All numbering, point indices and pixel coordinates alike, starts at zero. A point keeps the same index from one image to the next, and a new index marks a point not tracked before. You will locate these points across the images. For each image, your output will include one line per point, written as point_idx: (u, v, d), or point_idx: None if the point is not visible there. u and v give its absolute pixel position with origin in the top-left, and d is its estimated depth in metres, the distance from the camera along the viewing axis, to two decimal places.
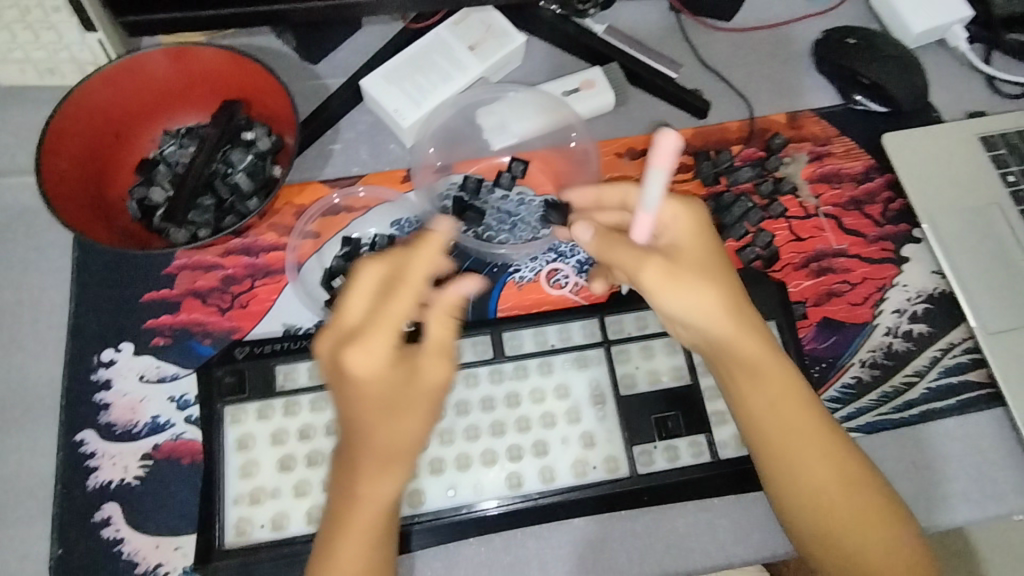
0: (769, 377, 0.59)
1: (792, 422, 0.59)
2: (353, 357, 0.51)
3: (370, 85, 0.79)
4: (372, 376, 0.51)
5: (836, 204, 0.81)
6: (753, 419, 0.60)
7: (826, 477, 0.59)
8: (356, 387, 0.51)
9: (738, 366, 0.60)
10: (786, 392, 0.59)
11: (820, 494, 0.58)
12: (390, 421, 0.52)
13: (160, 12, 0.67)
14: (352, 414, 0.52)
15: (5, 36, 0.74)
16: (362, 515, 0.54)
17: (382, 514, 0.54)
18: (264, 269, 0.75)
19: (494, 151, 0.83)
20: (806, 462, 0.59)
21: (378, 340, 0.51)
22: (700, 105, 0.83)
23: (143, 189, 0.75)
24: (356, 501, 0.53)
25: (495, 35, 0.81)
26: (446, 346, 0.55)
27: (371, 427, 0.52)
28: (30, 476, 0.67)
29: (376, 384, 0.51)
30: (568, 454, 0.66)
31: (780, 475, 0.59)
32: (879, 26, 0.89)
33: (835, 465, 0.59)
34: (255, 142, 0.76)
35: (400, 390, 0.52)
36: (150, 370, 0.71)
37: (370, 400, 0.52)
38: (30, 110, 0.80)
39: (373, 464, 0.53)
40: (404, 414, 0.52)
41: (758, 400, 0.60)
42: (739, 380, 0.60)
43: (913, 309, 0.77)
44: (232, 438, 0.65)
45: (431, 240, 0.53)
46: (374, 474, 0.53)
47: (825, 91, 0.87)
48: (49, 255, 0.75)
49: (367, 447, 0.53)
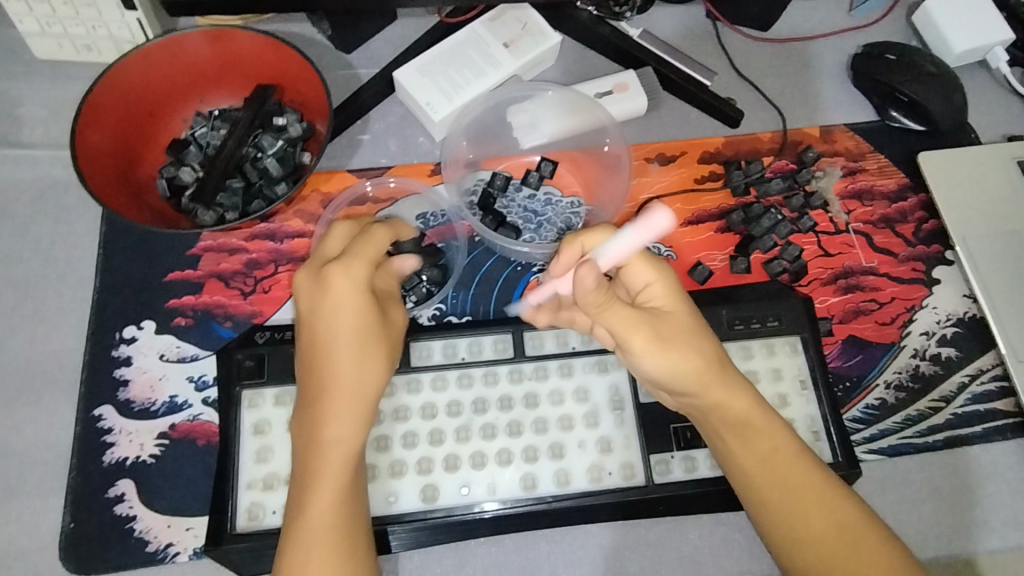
0: (755, 430, 0.58)
1: (790, 470, 0.57)
2: (333, 272, 0.57)
3: (404, 77, 0.79)
4: (357, 300, 0.57)
5: (867, 221, 0.80)
6: (743, 470, 0.58)
7: (828, 528, 0.55)
8: (335, 305, 0.57)
9: (725, 419, 0.59)
10: (773, 444, 0.58)
11: (824, 549, 0.54)
12: (358, 347, 0.57)
13: None
14: (335, 339, 0.57)
15: (46, 10, 0.75)
16: (331, 456, 0.55)
17: (346, 457, 0.55)
18: (288, 255, 0.75)
19: (524, 150, 0.82)
20: (809, 510, 0.55)
21: (360, 263, 0.58)
22: (734, 114, 0.82)
23: (173, 168, 0.75)
24: (324, 438, 0.55)
25: (531, 34, 0.81)
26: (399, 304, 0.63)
27: (341, 347, 0.56)
28: (48, 448, 0.68)
29: (359, 310, 0.57)
30: (584, 458, 0.65)
31: (774, 522, 0.56)
32: (919, 43, 0.88)
33: (838, 518, 0.55)
34: (287, 128, 0.76)
35: (370, 321, 0.58)
36: (170, 350, 0.71)
37: (355, 325, 0.57)
38: (66, 85, 0.81)
39: (339, 393, 0.56)
40: (377, 347, 0.58)
41: (745, 452, 0.58)
42: (732, 436, 0.59)
43: (942, 332, 0.75)
44: (249, 422, 0.65)
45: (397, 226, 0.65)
46: (341, 408, 0.55)
47: (860, 106, 0.86)
48: (76, 229, 0.75)
49: (347, 375, 0.56)
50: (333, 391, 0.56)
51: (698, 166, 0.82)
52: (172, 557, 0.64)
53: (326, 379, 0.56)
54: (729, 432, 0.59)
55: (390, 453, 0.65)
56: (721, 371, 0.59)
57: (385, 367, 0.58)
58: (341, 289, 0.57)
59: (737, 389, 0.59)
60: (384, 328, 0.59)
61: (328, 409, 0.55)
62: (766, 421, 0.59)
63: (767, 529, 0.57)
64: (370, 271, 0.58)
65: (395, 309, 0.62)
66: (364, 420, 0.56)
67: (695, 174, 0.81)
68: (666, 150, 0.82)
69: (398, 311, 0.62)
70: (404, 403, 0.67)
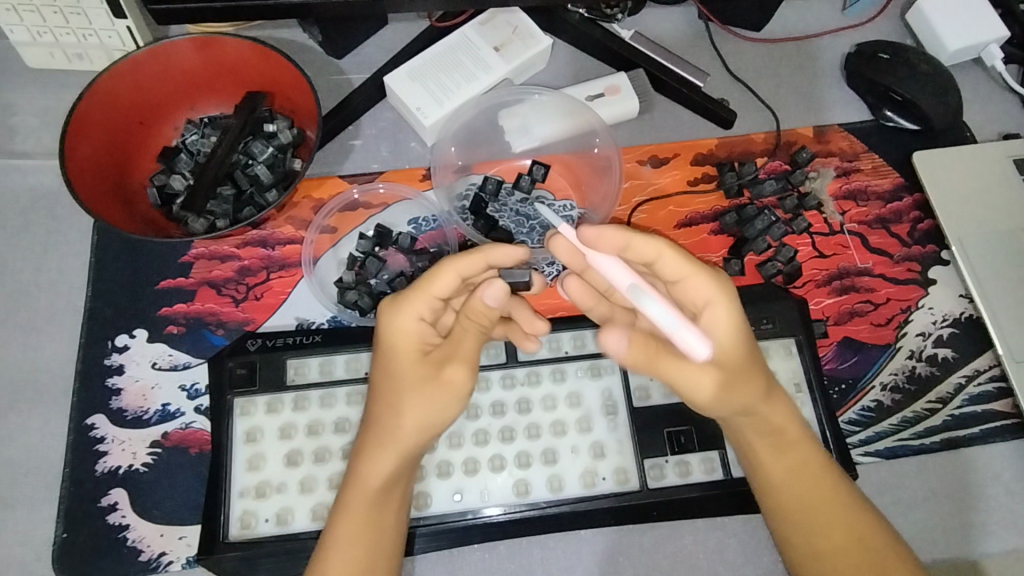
0: (792, 445, 0.59)
1: (812, 479, 0.58)
2: (394, 316, 0.57)
3: (395, 82, 0.78)
4: (405, 340, 0.57)
5: (862, 222, 0.80)
6: (773, 481, 0.59)
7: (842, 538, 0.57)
8: (391, 347, 0.57)
9: (766, 433, 0.59)
10: (808, 459, 0.59)
11: (834, 559, 0.57)
12: (410, 394, 0.57)
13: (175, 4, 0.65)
14: (384, 375, 0.58)
15: (36, 19, 0.75)
16: (361, 492, 0.56)
17: (373, 497, 0.56)
18: (280, 262, 0.75)
19: (516, 154, 0.82)
20: (827, 518, 0.57)
21: (416, 304, 0.57)
22: (726, 115, 0.81)
23: (164, 176, 0.75)
24: (359, 475, 0.57)
25: (522, 37, 0.80)
26: (466, 352, 0.59)
27: (395, 390, 0.57)
28: (41, 458, 0.68)
29: (406, 350, 0.57)
30: (577, 464, 0.65)
31: (796, 536, 0.58)
32: (913, 42, 0.87)
33: (852, 530, 0.57)
34: (277, 135, 0.76)
35: (419, 369, 0.57)
36: (163, 358, 0.71)
37: (401, 365, 0.57)
38: (57, 93, 0.81)
39: (383, 436, 0.57)
40: (421, 394, 0.57)
41: (782, 466, 0.59)
42: (765, 445, 0.59)
43: (938, 332, 0.75)
44: (240, 430, 0.65)
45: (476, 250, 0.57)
46: (377, 449, 0.57)
47: (854, 106, 0.85)
48: (68, 238, 0.75)
49: (387, 414, 0.57)
50: (376, 425, 0.58)
51: (690, 168, 0.81)
52: (164, 566, 0.64)
53: (375, 412, 0.58)
54: (763, 439, 0.59)
55: None
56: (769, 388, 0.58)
57: (426, 416, 0.57)
58: (396, 332, 0.57)
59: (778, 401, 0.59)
60: (433, 375, 0.57)
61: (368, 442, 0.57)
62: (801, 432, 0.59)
63: (780, 534, 0.59)
64: (425, 316, 0.57)
65: (456, 358, 0.58)
66: (398, 461, 0.56)
67: (688, 176, 0.81)
68: (659, 152, 0.82)
69: (460, 361, 0.58)
70: None
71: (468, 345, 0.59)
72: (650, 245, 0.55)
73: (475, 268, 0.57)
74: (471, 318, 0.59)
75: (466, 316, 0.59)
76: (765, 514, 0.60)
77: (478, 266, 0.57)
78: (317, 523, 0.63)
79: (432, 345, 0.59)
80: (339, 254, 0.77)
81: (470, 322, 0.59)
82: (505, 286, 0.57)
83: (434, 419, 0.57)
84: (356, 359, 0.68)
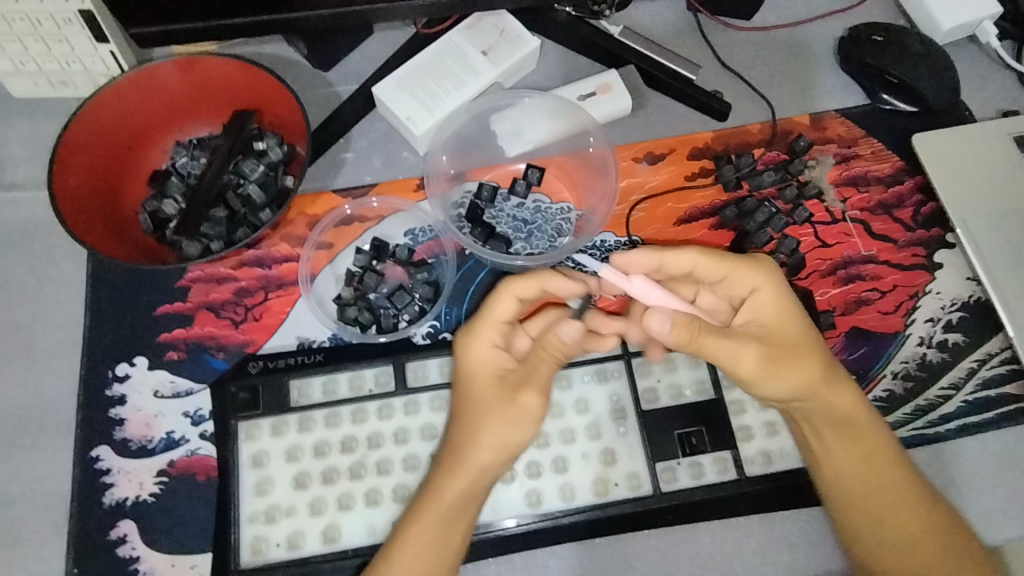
0: (863, 438, 0.62)
1: (887, 459, 0.62)
2: (466, 344, 0.60)
3: (383, 93, 0.77)
4: (480, 365, 0.60)
5: (864, 209, 0.78)
6: (844, 472, 0.62)
7: (903, 516, 0.61)
8: (468, 373, 0.60)
9: (834, 422, 0.62)
10: (876, 452, 0.62)
11: (898, 547, 0.61)
12: (485, 415, 0.58)
13: (154, 26, 0.64)
14: (464, 401, 0.60)
15: (18, 49, 0.74)
16: (432, 505, 0.57)
17: (451, 508, 0.57)
18: (278, 281, 0.75)
19: (510, 158, 0.81)
20: (895, 499, 0.61)
21: (485, 331, 0.60)
22: (721, 108, 0.80)
23: (155, 201, 0.74)
24: (433, 489, 0.57)
25: (509, 40, 0.79)
26: (540, 377, 0.59)
27: (474, 414, 0.58)
28: (47, 493, 0.67)
29: (483, 373, 0.59)
30: (588, 471, 0.64)
31: (860, 523, 0.62)
32: (907, 22, 0.86)
33: (916, 505, 0.61)
34: (267, 152, 0.75)
35: (494, 392, 0.59)
36: (164, 386, 0.70)
37: (479, 390, 0.59)
38: (44, 122, 0.80)
39: (459, 454, 0.58)
40: (498, 414, 0.58)
41: (850, 457, 0.62)
42: (834, 433, 0.62)
43: (947, 317, 0.74)
44: (246, 455, 0.64)
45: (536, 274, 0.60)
46: (450, 466, 0.58)
47: (850, 91, 0.84)
48: (62, 269, 0.74)
49: (468, 432, 0.58)
50: (457, 441, 0.58)
51: (687, 162, 0.80)
52: None
53: (454, 432, 0.59)
54: (835, 437, 0.62)
55: (392, 476, 0.64)
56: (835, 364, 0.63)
57: (503, 436, 0.57)
58: (469, 360, 0.60)
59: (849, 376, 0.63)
60: (512, 396, 0.58)
61: (451, 462, 0.58)
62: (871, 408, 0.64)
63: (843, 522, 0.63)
64: (495, 342, 0.60)
65: (532, 382, 0.59)
66: (470, 481, 0.57)
67: (685, 171, 0.80)
68: (654, 148, 0.81)
69: (534, 385, 0.59)
70: (401, 424, 0.66)
71: (544, 371, 0.60)
72: (682, 259, 0.62)
73: (531, 293, 0.60)
74: (543, 348, 0.60)
75: (538, 347, 0.61)
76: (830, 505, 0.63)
77: (534, 291, 0.60)
78: (329, 545, 0.62)
79: (509, 370, 0.60)
80: (336, 270, 0.76)
81: (545, 352, 0.60)
82: (580, 325, 0.59)
83: (510, 439, 0.57)
84: (359, 376, 0.67)
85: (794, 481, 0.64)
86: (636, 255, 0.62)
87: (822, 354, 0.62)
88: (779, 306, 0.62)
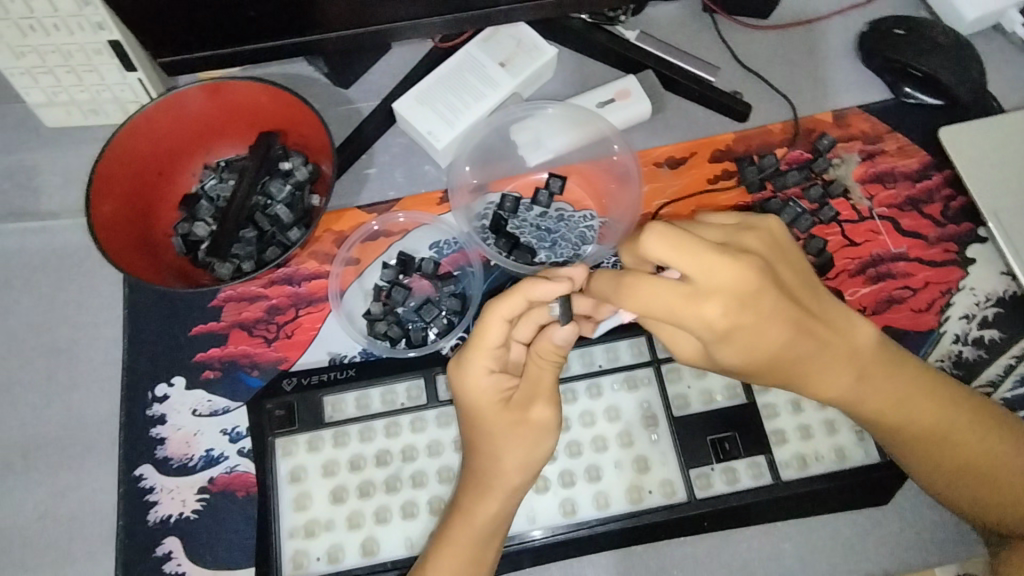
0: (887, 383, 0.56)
1: (911, 410, 0.57)
2: (465, 378, 0.58)
3: (404, 108, 0.78)
4: (481, 394, 0.58)
5: (892, 205, 0.78)
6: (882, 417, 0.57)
7: (951, 459, 0.58)
8: (473, 404, 0.58)
9: (858, 383, 0.55)
10: (913, 389, 0.57)
11: (961, 461, 0.58)
12: (501, 441, 0.58)
13: (176, 54, 0.64)
14: (474, 428, 0.59)
15: (51, 80, 0.76)
16: (470, 525, 0.58)
17: (492, 524, 0.58)
18: (307, 297, 0.76)
19: (531, 168, 0.81)
20: (936, 448, 0.58)
21: (479, 361, 0.57)
22: (741, 109, 0.80)
23: (187, 224, 0.76)
24: (468, 512, 0.58)
25: (526, 50, 0.79)
26: (545, 388, 0.59)
27: (490, 442, 0.58)
28: (95, 512, 0.69)
29: (486, 400, 0.58)
30: (622, 479, 0.64)
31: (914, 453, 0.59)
32: (928, 14, 0.85)
33: (959, 440, 0.58)
34: (293, 172, 0.76)
35: (503, 418, 0.58)
36: (202, 405, 0.72)
37: (488, 417, 0.58)
38: (76, 150, 0.82)
39: (486, 481, 0.58)
40: (513, 434, 0.58)
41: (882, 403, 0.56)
42: (861, 392, 0.56)
43: (982, 314, 0.74)
44: (284, 471, 0.65)
45: (516, 294, 0.54)
46: (480, 493, 0.58)
47: (872, 86, 0.83)
48: (101, 292, 0.77)
49: (489, 458, 0.58)
50: (479, 464, 0.59)
51: (709, 166, 0.80)
52: None
53: (475, 458, 0.59)
54: (866, 395, 0.56)
55: (427, 488, 0.65)
56: (820, 352, 0.52)
57: (526, 454, 0.58)
58: (470, 391, 0.58)
59: (838, 350, 0.53)
60: (523, 413, 0.58)
61: (479, 488, 0.58)
62: (882, 358, 0.55)
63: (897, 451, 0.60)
64: (490, 369, 0.58)
65: (539, 396, 0.58)
66: (505, 502, 0.58)
67: (707, 174, 0.80)
68: (675, 152, 0.81)
69: (543, 398, 0.58)
70: (434, 436, 0.66)
71: (547, 380, 0.59)
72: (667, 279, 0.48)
73: (518, 308, 0.55)
74: (541, 358, 0.58)
75: (535, 358, 0.59)
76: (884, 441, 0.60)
77: (522, 306, 0.55)
78: (368, 558, 0.63)
79: (511, 389, 0.59)
80: (364, 285, 0.77)
81: (544, 360, 0.58)
82: (574, 328, 0.56)
83: (532, 454, 0.58)
84: (390, 391, 0.68)
85: (830, 486, 0.64)
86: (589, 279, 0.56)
87: (798, 350, 0.51)
88: (735, 316, 0.48)
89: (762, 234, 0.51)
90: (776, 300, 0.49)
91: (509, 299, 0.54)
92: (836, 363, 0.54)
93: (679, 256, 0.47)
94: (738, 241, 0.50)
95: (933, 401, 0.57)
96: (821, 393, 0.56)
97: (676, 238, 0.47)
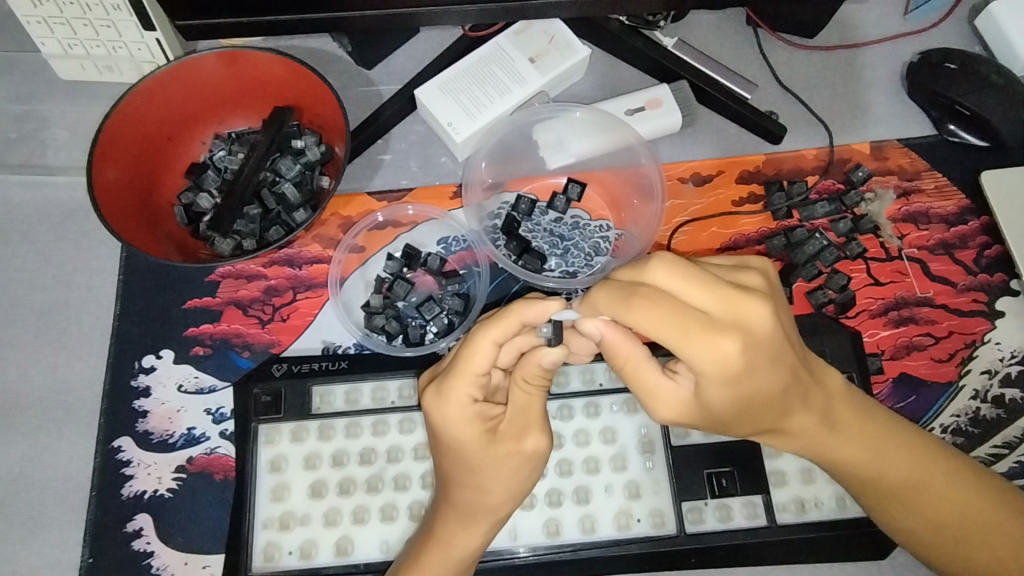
0: (856, 430, 0.52)
1: (890, 468, 0.52)
2: (444, 409, 0.53)
3: (426, 96, 0.75)
4: (464, 427, 0.53)
5: (922, 247, 0.74)
6: (856, 470, 0.53)
7: (929, 513, 0.53)
8: (452, 436, 0.54)
9: (832, 431, 0.51)
10: (886, 440, 0.53)
11: (949, 519, 0.53)
12: (486, 475, 0.55)
13: (191, 19, 0.61)
14: (454, 460, 0.56)
15: (67, 32, 0.73)
16: (450, 558, 0.56)
17: (472, 555, 0.57)
18: (307, 282, 0.74)
19: (551, 170, 0.78)
20: (915, 501, 0.53)
21: (460, 390, 0.53)
22: (777, 131, 0.76)
23: (190, 194, 0.74)
24: (446, 544, 0.56)
25: (559, 47, 0.76)
26: (535, 415, 0.56)
27: (476, 476, 0.55)
28: (68, 480, 0.68)
29: (469, 433, 0.54)
30: (611, 504, 0.62)
31: (904, 514, 0.53)
32: (981, 49, 0.80)
33: (943, 497, 0.53)
34: (304, 151, 0.74)
35: (489, 453, 0.55)
36: (188, 381, 0.70)
37: (471, 449, 0.54)
38: (84, 105, 0.79)
39: (469, 514, 0.57)
40: (502, 466, 0.55)
41: (855, 452, 0.52)
42: (837, 444, 0.52)
43: (1005, 370, 0.71)
44: (265, 459, 0.63)
45: (505, 319, 0.50)
46: (463, 523, 0.57)
47: (915, 120, 0.79)
48: (97, 255, 0.74)
49: (474, 492, 0.56)
50: (463, 496, 0.56)
51: (736, 186, 0.77)
52: None
53: (455, 489, 0.57)
54: (843, 444, 0.52)
55: (409, 492, 0.62)
56: (810, 400, 0.49)
57: (516, 483, 0.56)
58: (450, 422, 0.53)
59: (815, 398, 0.50)
60: (511, 443, 0.55)
61: (460, 517, 0.57)
62: (854, 402, 0.53)
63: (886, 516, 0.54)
64: (470, 399, 0.53)
65: (528, 424, 0.56)
66: (488, 531, 0.57)
67: (733, 195, 0.77)
68: (702, 169, 0.77)
69: (533, 424, 0.56)
70: (422, 439, 0.64)
71: (535, 405, 0.56)
72: (666, 286, 0.42)
73: (511, 331, 0.51)
74: (527, 381, 0.54)
75: (518, 382, 0.55)
76: (871, 503, 0.54)
77: (515, 329, 0.51)
78: (341, 559, 0.61)
79: (494, 415, 0.55)
80: (366, 275, 0.75)
81: (528, 383, 0.55)
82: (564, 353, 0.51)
83: (520, 483, 0.57)
84: (382, 388, 0.65)
85: (828, 534, 0.61)
86: (607, 301, 0.45)
87: (791, 394, 0.47)
88: (748, 361, 0.42)
89: (761, 271, 0.46)
90: (781, 339, 0.43)
91: (497, 325, 0.50)
92: (819, 407, 0.50)
93: (683, 284, 0.42)
94: (739, 275, 0.45)
95: (909, 453, 0.53)
96: (797, 445, 0.52)
97: (684, 270, 0.42)
